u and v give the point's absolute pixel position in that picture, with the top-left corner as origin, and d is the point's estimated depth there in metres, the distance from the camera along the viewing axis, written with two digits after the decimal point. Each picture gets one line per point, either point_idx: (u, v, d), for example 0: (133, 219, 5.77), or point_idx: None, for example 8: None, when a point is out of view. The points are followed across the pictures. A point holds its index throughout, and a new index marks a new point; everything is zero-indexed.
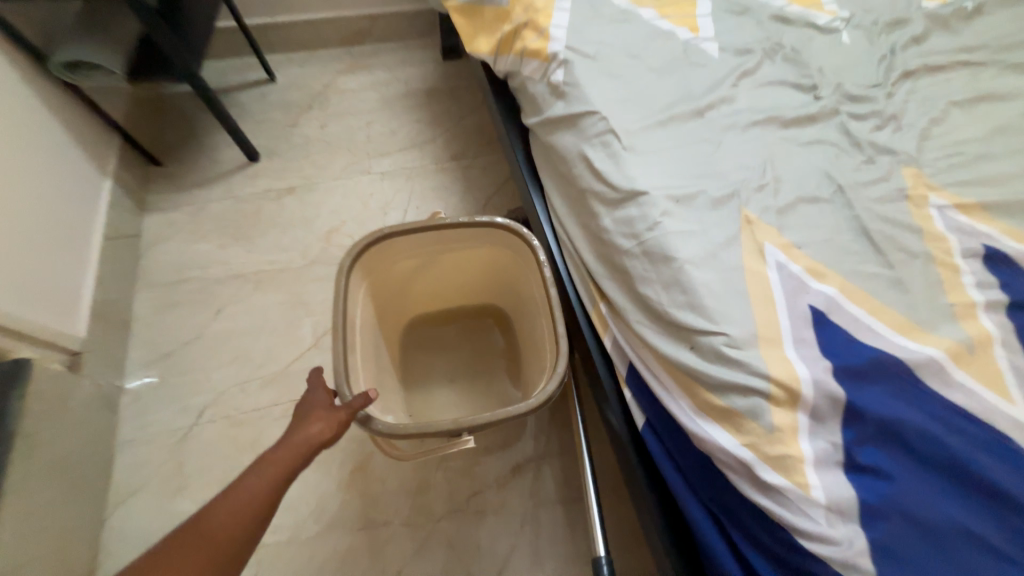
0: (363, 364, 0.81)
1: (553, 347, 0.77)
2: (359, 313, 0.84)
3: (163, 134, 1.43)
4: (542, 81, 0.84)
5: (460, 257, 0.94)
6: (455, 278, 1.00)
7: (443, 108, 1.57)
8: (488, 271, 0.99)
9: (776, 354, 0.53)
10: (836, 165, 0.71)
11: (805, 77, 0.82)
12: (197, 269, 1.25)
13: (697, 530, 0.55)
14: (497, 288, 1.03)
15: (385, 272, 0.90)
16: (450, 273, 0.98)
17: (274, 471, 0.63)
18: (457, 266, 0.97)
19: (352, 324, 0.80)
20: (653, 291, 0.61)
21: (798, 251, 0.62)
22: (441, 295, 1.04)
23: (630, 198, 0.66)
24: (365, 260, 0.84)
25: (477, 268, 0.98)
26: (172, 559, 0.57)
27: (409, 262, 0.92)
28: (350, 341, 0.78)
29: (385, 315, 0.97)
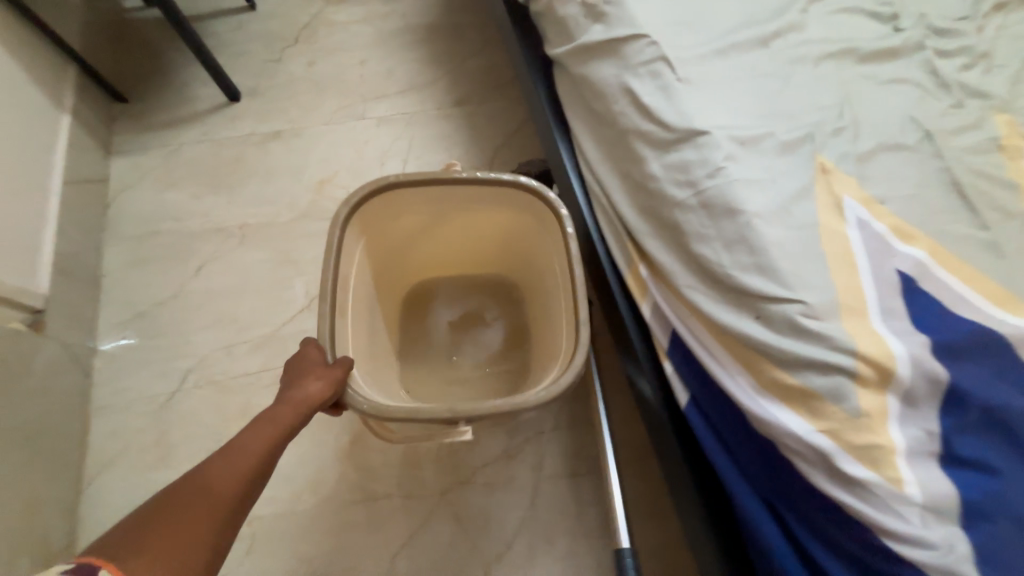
0: (356, 331, 0.72)
1: (572, 333, 0.68)
2: (355, 272, 0.75)
3: (127, 66, 1.26)
4: (575, 0, 0.70)
5: (473, 220, 0.84)
6: (465, 244, 0.90)
7: (445, 47, 1.40)
8: (504, 239, 0.88)
9: (862, 327, 0.45)
10: (921, 108, 0.61)
11: (884, 5, 0.70)
12: (172, 221, 1.12)
13: (750, 523, 0.49)
14: (513, 259, 0.92)
15: (388, 229, 0.80)
16: (461, 237, 0.88)
17: (274, 428, 0.56)
18: (469, 228, 0.86)
19: (343, 284, 0.70)
20: (712, 250, 0.52)
21: (881, 207, 0.53)
22: (450, 262, 0.94)
23: (686, 139, 0.55)
24: (365, 213, 0.75)
25: (491, 234, 0.87)
26: (166, 521, 0.45)
27: (414, 220, 0.81)
28: (340, 303, 0.68)
29: (385, 280, 0.87)
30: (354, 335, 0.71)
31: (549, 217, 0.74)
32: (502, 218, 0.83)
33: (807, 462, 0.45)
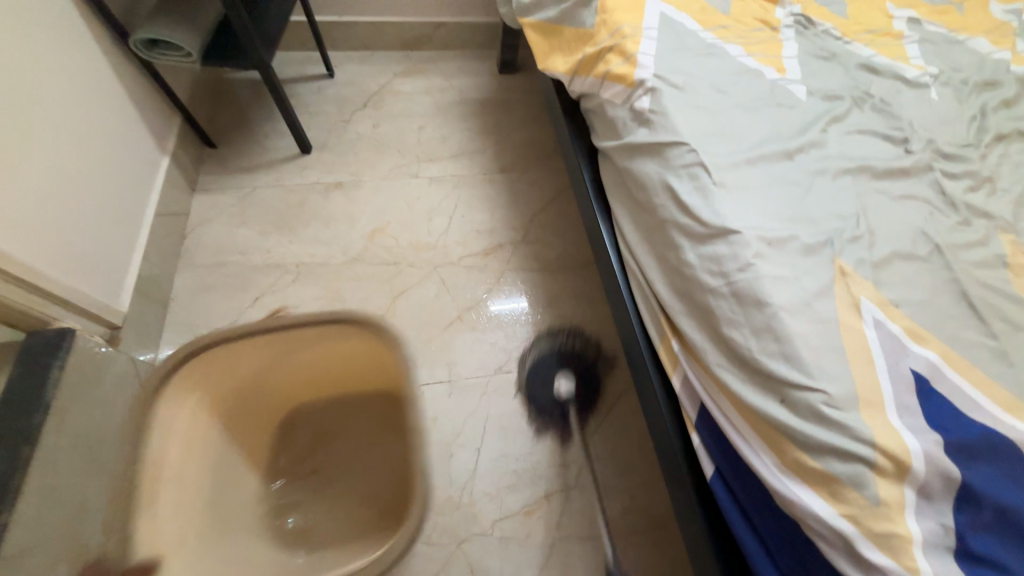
0: (172, 498, 0.85)
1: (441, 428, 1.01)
2: (187, 417, 0.92)
3: (219, 118, 1.44)
4: (624, 106, 0.83)
5: (325, 343, 1.01)
6: (329, 363, 1.05)
7: (495, 120, 1.57)
8: (367, 353, 1.05)
9: (880, 420, 0.50)
10: (931, 223, 0.68)
11: (895, 130, 0.80)
12: (238, 254, 1.24)
13: None
14: (377, 369, 1.09)
15: (212, 376, 0.95)
16: (323, 355, 1.04)
17: None
18: (328, 351, 1.03)
19: (167, 437, 0.88)
20: (741, 334, 0.58)
21: (896, 309, 0.59)
22: (314, 380, 1.08)
23: (719, 235, 0.63)
24: (195, 364, 0.93)
25: (352, 351, 1.04)
26: None
27: (247, 364, 0.98)
28: (162, 461, 0.86)
29: (244, 414, 1.01)
30: (180, 503, 0.85)
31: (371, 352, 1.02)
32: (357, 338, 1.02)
33: (830, 545, 0.48)
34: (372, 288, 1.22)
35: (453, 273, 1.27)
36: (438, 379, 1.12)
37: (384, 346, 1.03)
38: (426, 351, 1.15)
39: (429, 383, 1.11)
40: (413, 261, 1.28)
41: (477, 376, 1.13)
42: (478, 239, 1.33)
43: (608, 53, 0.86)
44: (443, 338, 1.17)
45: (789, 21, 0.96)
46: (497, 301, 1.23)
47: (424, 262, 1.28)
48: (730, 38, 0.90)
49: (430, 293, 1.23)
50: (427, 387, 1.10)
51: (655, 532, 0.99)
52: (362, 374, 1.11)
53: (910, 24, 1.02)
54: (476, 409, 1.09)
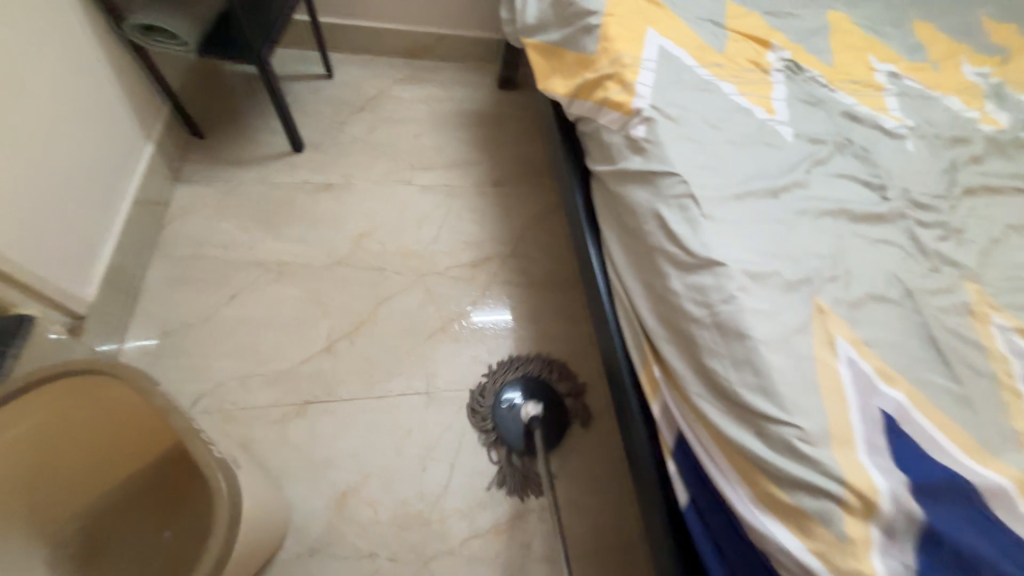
0: None
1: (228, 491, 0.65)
2: None
3: (211, 109, 1.42)
4: (620, 133, 0.85)
5: (16, 429, 0.66)
6: (95, 453, 0.74)
7: (490, 135, 1.58)
8: (117, 422, 0.73)
9: (850, 457, 0.51)
10: (904, 269, 0.71)
11: (874, 176, 0.83)
12: (218, 249, 1.20)
13: None
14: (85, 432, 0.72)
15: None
16: (47, 444, 0.69)
17: None
18: (51, 430, 0.69)
19: None
20: (721, 365, 0.59)
21: (868, 349, 0.61)
22: (77, 481, 0.74)
23: (705, 266, 0.65)
24: None
25: (86, 428, 0.72)
26: None
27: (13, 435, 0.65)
28: None
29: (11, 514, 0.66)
30: None
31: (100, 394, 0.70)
32: (64, 400, 0.69)
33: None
34: (355, 292, 1.20)
35: (439, 283, 1.26)
36: (415, 390, 1.10)
37: (102, 394, 0.70)
38: (405, 360, 1.13)
39: (406, 393, 1.09)
40: (399, 268, 1.26)
41: (456, 389, 1.11)
42: (466, 250, 1.33)
43: (607, 81, 0.88)
44: (424, 348, 1.15)
45: (779, 65, 1.00)
46: (480, 312, 1.23)
47: (409, 270, 1.26)
48: (724, 76, 0.93)
49: (414, 301, 1.22)
50: (404, 398, 1.08)
51: (626, 557, 0.98)
52: (337, 380, 1.08)
53: (891, 77, 1.08)
54: (452, 423, 1.07)
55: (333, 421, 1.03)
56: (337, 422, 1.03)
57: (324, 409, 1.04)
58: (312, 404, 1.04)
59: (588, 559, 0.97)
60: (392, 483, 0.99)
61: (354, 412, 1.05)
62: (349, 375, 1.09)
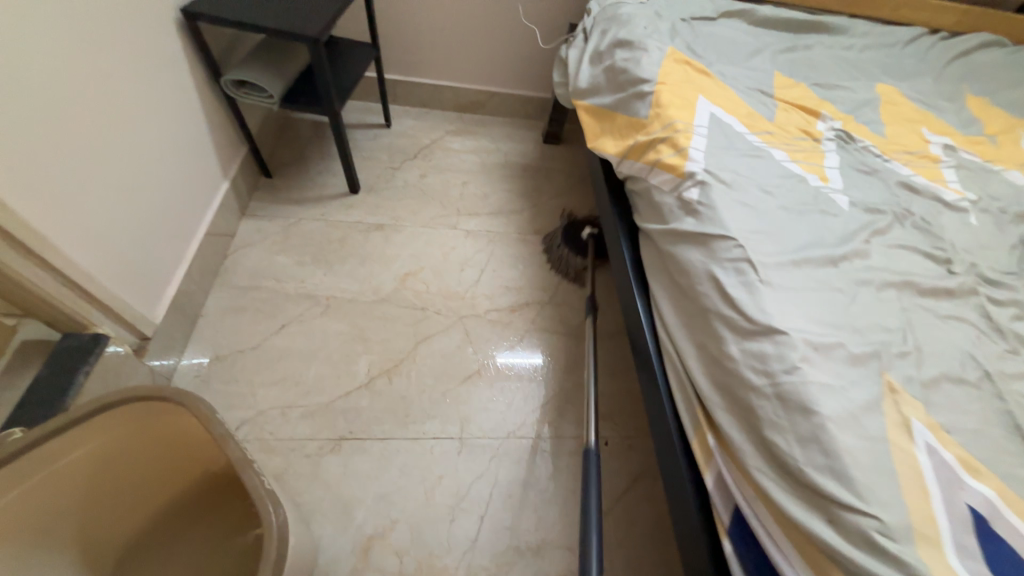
0: None
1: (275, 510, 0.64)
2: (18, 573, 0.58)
3: (281, 152, 1.55)
4: (672, 193, 0.86)
5: (73, 455, 0.67)
6: (142, 481, 0.76)
7: (534, 186, 1.65)
8: (169, 450, 0.76)
9: (937, 558, 0.47)
10: (979, 348, 0.68)
11: (938, 249, 0.81)
12: (272, 280, 1.27)
13: None
14: (135, 463, 0.74)
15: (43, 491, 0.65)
16: (99, 472, 0.71)
17: None
18: (108, 460, 0.71)
19: None
20: (784, 440, 0.56)
21: (947, 435, 0.57)
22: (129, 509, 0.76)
23: (765, 333, 0.63)
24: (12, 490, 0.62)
25: (139, 457, 0.74)
26: None
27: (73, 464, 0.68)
28: None
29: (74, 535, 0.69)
30: None
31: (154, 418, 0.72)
32: (124, 429, 0.71)
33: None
34: (397, 330, 1.23)
35: (478, 325, 1.27)
36: (449, 434, 1.08)
37: (151, 419, 0.72)
38: (441, 403, 1.13)
39: (439, 437, 1.08)
40: (441, 309, 1.29)
41: (488, 436, 1.09)
42: (506, 295, 1.35)
43: (660, 143, 0.91)
44: (459, 391, 1.15)
45: (829, 135, 1.02)
46: (507, 353, 1.23)
47: (450, 311, 1.29)
48: (775, 144, 0.95)
49: (453, 343, 1.23)
50: (437, 441, 1.07)
51: None
52: (372, 418, 1.08)
53: (946, 149, 1.08)
54: (484, 472, 1.04)
55: (366, 460, 1.03)
56: (370, 461, 1.03)
57: (358, 446, 1.04)
58: (347, 440, 1.04)
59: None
60: (420, 532, 0.96)
61: (387, 453, 1.04)
62: (385, 413, 1.09)
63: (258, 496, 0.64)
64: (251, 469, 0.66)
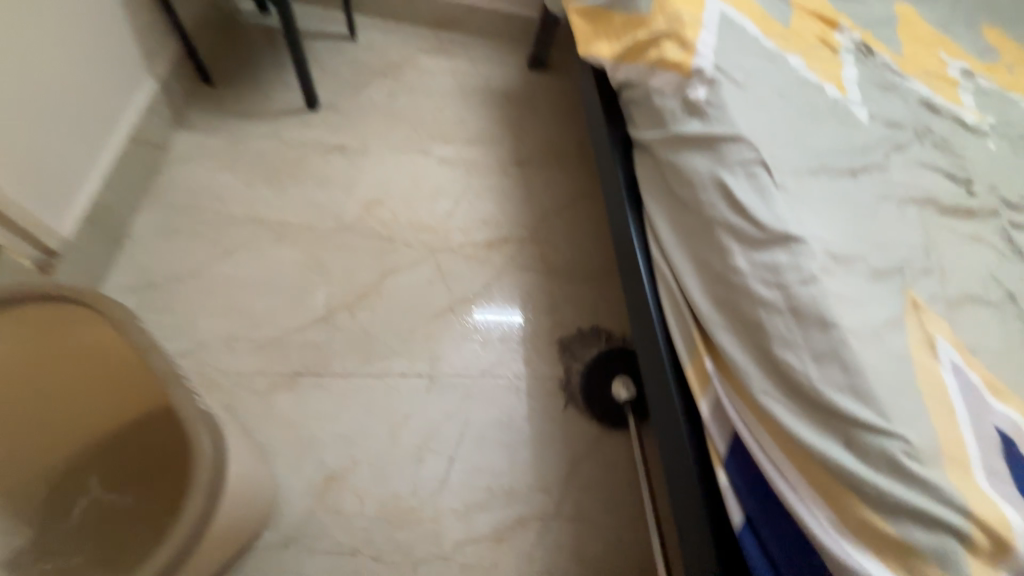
0: None
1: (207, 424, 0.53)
2: None
3: (225, 59, 1.33)
4: (675, 96, 0.75)
5: None
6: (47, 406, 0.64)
7: (518, 115, 1.48)
8: (77, 370, 0.64)
9: (966, 480, 0.41)
10: (1001, 270, 0.61)
11: (959, 169, 0.74)
12: (215, 201, 1.10)
13: None
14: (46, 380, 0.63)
15: None
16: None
17: None
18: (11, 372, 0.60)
19: None
20: (796, 358, 0.49)
21: (973, 357, 0.51)
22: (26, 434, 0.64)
23: (779, 242, 0.54)
24: None
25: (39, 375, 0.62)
26: None
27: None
28: None
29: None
30: None
31: (74, 331, 0.60)
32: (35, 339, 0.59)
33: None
34: (360, 262, 1.10)
35: (452, 261, 1.15)
36: (417, 372, 0.99)
37: (73, 337, 0.61)
38: (409, 340, 1.02)
39: (406, 375, 0.98)
40: (410, 241, 1.16)
41: (461, 375, 1.01)
42: (483, 229, 1.22)
43: (663, 39, 0.78)
44: (430, 328, 1.05)
45: (848, 46, 0.91)
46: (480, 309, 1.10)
47: (421, 243, 1.16)
48: (791, 49, 0.84)
49: (424, 278, 1.11)
50: (403, 379, 0.98)
51: None
52: (332, 353, 0.97)
53: (964, 74, 0.99)
54: (454, 411, 0.96)
55: (323, 398, 0.93)
56: (328, 398, 0.93)
57: (314, 383, 0.94)
58: (302, 377, 0.94)
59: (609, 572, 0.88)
60: (384, 473, 0.88)
61: (348, 390, 0.94)
62: (347, 349, 0.98)
63: (192, 416, 0.52)
64: (181, 384, 0.53)
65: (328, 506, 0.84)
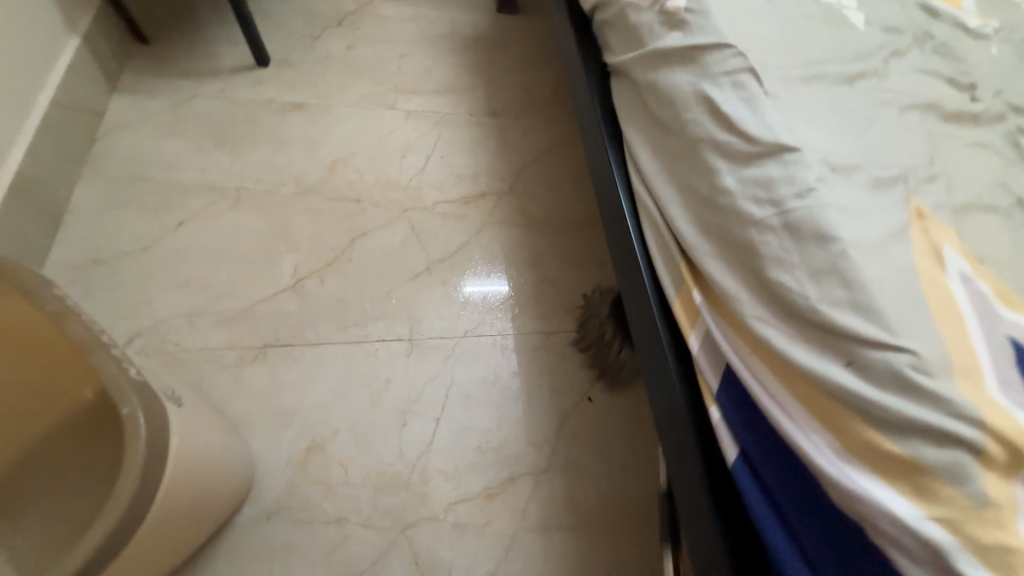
0: None
1: (140, 396, 0.48)
2: None
3: (160, 13, 1.20)
4: (653, 8, 0.66)
5: None
6: None
7: (489, 60, 1.36)
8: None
9: (978, 392, 0.38)
10: (1009, 176, 0.56)
11: (962, 75, 0.67)
12: (162, 169, 1.02)
13: None
14: None
15: None
16: None
17: None
18: None
19: None
20: (793, 278, 0.44)
21: (982, 265, 0.46)
22: None
23: (771, 154, 0.49)
24: None
25: None
26: None
27: None
28: None
29: None
30: None
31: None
32: None
33: (909, 559, 0.36)
34: (327, 226, 1.03)
35: (425, 219, 1.08)
36: (396, 335, 0.94)
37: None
38: (385, 304, 0.97)
39: (384, 339, 0.93)
40: (379, 201, 1.08)
41: (442, 336, 0.96)
42: (457, 184, 1.14)
43: None
44: (406, 291, 0.99)
45: None
46: (471, 281, 1.02)
47: (391, 203, 1.09)
48: None
49: (396, 239, 1.04)
50: (382, 344, 0.93)
51: (633, 526, 0.86)
52: (303, 321, 0.92)
53: None
54: (437, 374, 0.92)
55: (297, 369, 0.88)
56: (302, 368, 0.88)
57: (286, 353, 0.89)
58: (273, 348, 0.89)
59: (604, 524, 0.86)
60: (367, 440, 0.85)
61: (323, 359, 0.90)
62: (320, 316, 0.93)
63: (116, 389, 0.46)
64: (108, 353, 0.47)
65: (312, 475, 0.82)
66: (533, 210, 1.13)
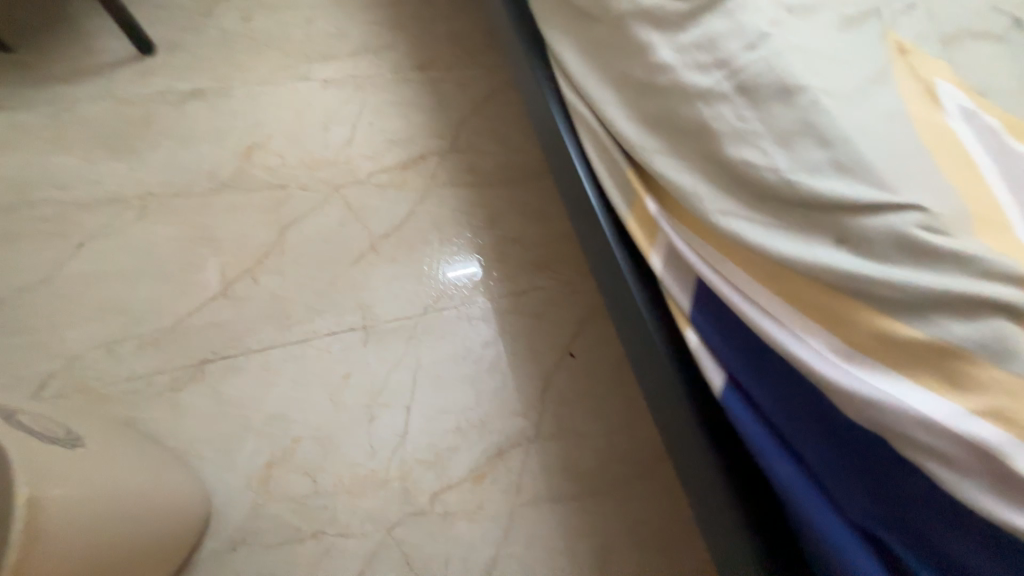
0: None
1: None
2: None
3: (16, 10, 1.03)
4: None
5: None
6: None
7: (408, 6, 1.20)
8: None
9: (1006, 241, 0.29)
10: None
11: None
12: (50, 189, 0.90)
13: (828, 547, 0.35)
14: None
15: None
16: None
17: None
18: None
19: None
20: (757, 149, 0.35)
21: (987, 101, 0.37)
22: None
23: (710, 7, 0.39)
24: None
25: None
26: None
27: None
28: None
29: None
30: None
31: None
32: None
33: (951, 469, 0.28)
34: (251, 220, 0.92)
35: (363, 195, 0.97)
36: (349, 325, 0.85)
37: None
38: (330, 295, 0.87)
39: (335, 332, 0.84)
40: (306, 183, 0.97)
41: (401, 318, 0.86)
42: (392, 151, 1.02)
43: None
44: (352, 276, 0.89)
45: None
46: (442, 268, 0.91)
47: (321, 183, 0.97)
48: None
49: (332, 222, 0.93)
50: (334, 338, 0.84)
51: (638, 479, 0.80)
52: (243, 330, 0.83)
53: None
54: (401, 359, 0.84)
55: (244, 382, 0.79)
56: (249, 380, 0.79)
57: (227, 367, 0.80)
58: (212, 363, 0.80)
59: (609, 482, 0.80)
60: (333, 445, 0.77)
61: (271, 365, 0.81)
62: (260, 322, 0.83)
63: None
64: None
65: (278, 492, 0.74)
66: (482, 167, 1.02)
